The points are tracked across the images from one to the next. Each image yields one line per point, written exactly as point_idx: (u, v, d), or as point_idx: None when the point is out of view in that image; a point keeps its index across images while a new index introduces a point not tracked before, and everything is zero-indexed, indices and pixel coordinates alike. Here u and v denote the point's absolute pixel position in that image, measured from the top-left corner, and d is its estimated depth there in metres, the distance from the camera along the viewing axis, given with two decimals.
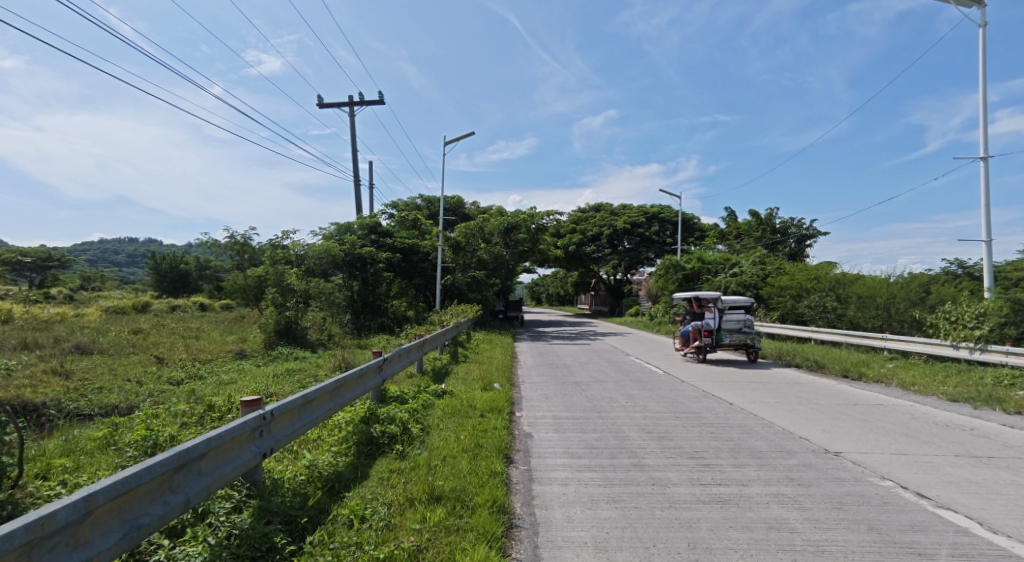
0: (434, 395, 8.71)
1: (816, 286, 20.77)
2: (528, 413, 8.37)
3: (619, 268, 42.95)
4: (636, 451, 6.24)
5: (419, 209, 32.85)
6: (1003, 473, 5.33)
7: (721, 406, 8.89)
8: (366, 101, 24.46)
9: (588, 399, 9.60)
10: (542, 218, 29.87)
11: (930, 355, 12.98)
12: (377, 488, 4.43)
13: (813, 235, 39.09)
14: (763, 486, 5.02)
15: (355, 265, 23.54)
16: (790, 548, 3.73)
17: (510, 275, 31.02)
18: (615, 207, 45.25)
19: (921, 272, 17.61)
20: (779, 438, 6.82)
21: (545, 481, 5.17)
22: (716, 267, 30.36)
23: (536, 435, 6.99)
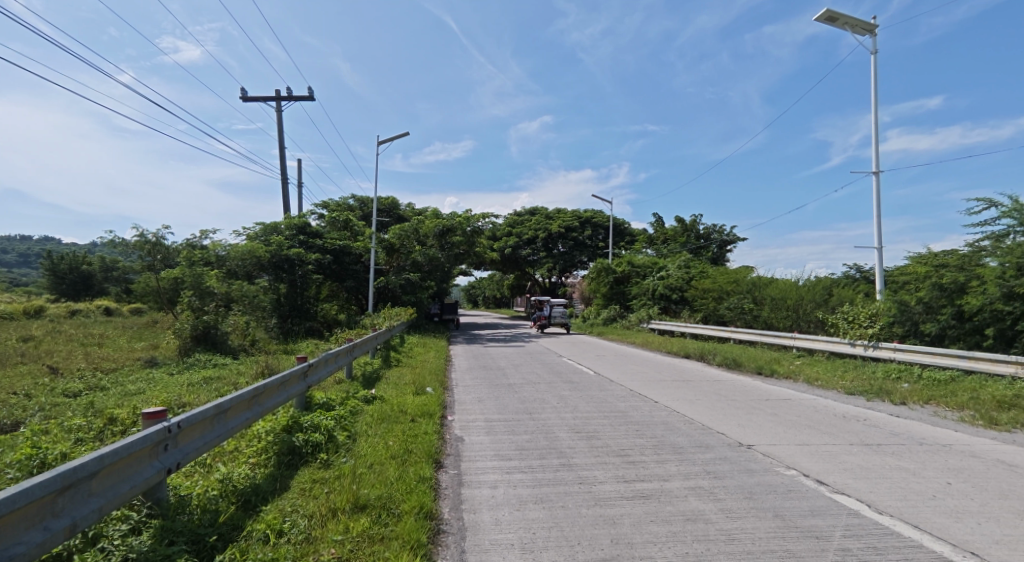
0: (363, 401, 8.48)
1: (735, 289, 22.10)
2: (460, 416, 8.34)
3: (553, 270, 43.81)
4: (565, 451, 6.37)
5: (351, 210, 32.00)
6: (889, 459, 5.88)
7: (646, 404, 9.26)
8: (294, 97, 23.60)
9: (520, 400, 9.71)
10: (478, 220, 29.54)
11: (831, 352, 14.13)
12: (297, 500, 4.25)
13: (733, 241, 41.57)
14: (682, 480, 5.26)
15: (282, 267, 22.45)
16: (704, 539, 3.94)
17: (446, 278, 30.59)
18: (550, 211, 46.15)
19: (825, 276, 19.20)
20: (698, 433, 7.19)
21: (474, 485, 5.16)
22: (645, 271, 31.60)
23: (467, 438, 6.98)
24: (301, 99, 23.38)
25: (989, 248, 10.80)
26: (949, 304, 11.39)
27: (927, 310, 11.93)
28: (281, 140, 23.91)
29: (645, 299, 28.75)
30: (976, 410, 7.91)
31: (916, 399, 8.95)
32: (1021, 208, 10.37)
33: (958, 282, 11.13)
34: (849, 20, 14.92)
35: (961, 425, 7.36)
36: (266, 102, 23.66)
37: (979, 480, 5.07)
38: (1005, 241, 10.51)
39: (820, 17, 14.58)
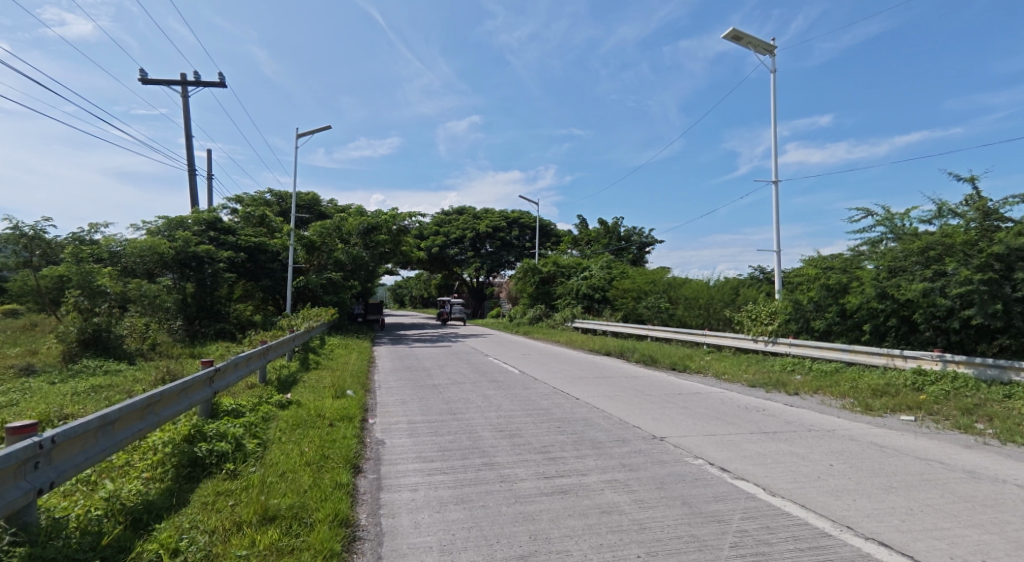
0: (277, 406, 8.05)
1: (652, 288, 23.17)
2: (382, 419, 8.13)
3: (481, 270, 43.87)
4: (487, 450, 6.39)
5: (268, 205, 30.34)
6: (784, 445, 6.40)
7: (568, 400, 9.50)
8: (202, 82, 22.03)
9: (444, 401, 9.61)
10: (404, 219, 28.99)
11: (737, 348, 15.15)
12: (197, 514, 3.97)
13: (652, 243, 43.59)
14: (600, 474, 5.45)
15: (189, 265, 20.85)
16: (618, 530, 4.09)
17: (371, 278, 29.74)
18: (477, 211, 46.17)
19: (733, 277, 20.59)
20: (616, 428, 7.47)
21: (393, 489, 5.04)
22: (569, 271, 32.33)
23: (388, 441, 6.82)
24: (209, 85, 21.85)
25: (867, 253, 11.99)
26: (835, 303, 12.54)
27: (817, 308, 13.08)
28: (187, 128, 22.20)
29: (570, 299, 29.45)
30: (856, 398, 8.77)
31: (808, 390, 9.78)
32: (892, 217, 11.60)
33: (842, 282, 12.27)
34: (752, 41, 16.07)
35: (844, 412, 8.14)
36: (170, 85, 21.91)
37: (857, 461, 5.63)
38: (879, 246, 11.70)
39: (727, 35, 15.57)
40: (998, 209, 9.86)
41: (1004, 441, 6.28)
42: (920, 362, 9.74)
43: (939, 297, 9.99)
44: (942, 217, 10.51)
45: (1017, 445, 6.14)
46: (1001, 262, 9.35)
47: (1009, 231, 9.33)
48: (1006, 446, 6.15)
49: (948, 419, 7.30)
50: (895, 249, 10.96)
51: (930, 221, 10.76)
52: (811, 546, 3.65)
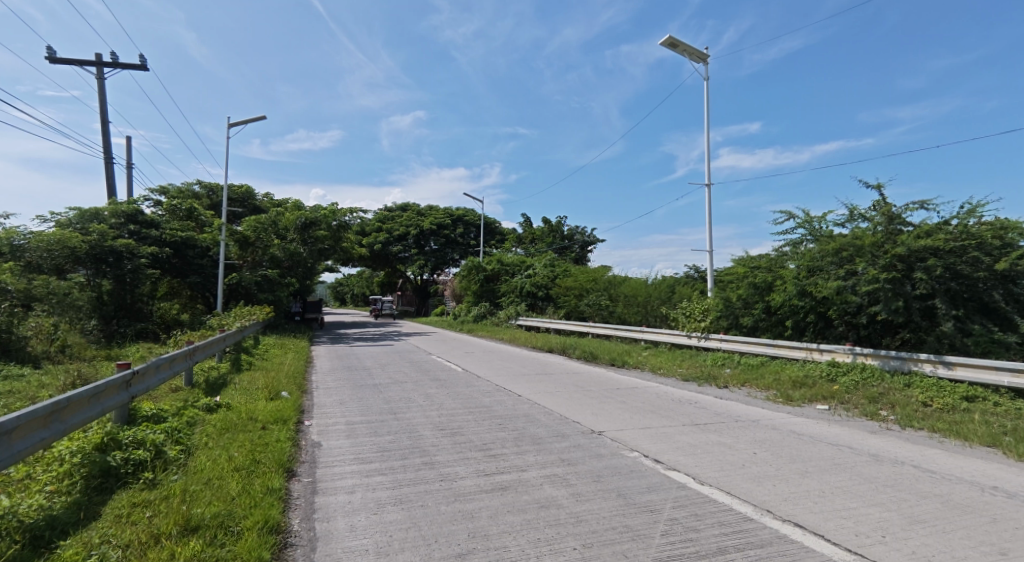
0: (204, 410, 7.61)
1: (594, 286, 23.66)
2: (318, 420, 7.87)
3: (425, 268, 43.31)
4: (428, 449, 6.32)
5: (196, 197, 28.64)
6: (713, 436, 6.71)
7: (510, 397, 9.55)
8: (119, 64, 20.49)
9: (385, 401, 9.43)
10: (345, 215, 28.29)
11: (672, 344, 15.77)
12: (110, 528, 3.70)
13: (594, 242, 44.57)
14: (539, 469, 5.52)
15: (106, 261, 19.27)
16: (555, 523, 4.16)
17: (309, 275, 28.74)
18: (421, 208, 45.53)
19: (670, 276, 21.38)
20: (556, 423, 7.58)
21: (329, 492, 4.89)
22: (513, 269, 32.46)
23: (325, 443, 6.60)
24: (128, 67, 20.35)
25: (789, 253, 12.69)
26: (760, 300, 13.23)
27: (745, 305, 13.76)
28: (103, 112, 20.59)
29: (514, 296, 29.63)
30: (778, 390, 9.34)
31: (736, 383, 10.30)
32: (811, 220, 12.37)
33: (767, 281, 12.92)
34: (687, 49, 16.70)
35: (767, 403, 8.64)
36: (82, 65, 20.25)
37: (777, 448, 5.99)
38: (800, 247, 12.44)
39: (664, 41, 16.08)
40: (901, 214, 10.73)
41: (903, 425, 6.88)
42: (835, 355, 10.50)
43: (851, 294, 10.78)
44: (854, 220, 11.32)
45: (915, 430, 6.73)
46: (903, 262, 10.22)
47: (910, 234, 10.18)
48: (905, 430, 6.73)
49: (857, 407, 7.91)
50: (813, 250, 11.68)
51: (843, 224, 11.55)
52: (734, 530, 3.85)
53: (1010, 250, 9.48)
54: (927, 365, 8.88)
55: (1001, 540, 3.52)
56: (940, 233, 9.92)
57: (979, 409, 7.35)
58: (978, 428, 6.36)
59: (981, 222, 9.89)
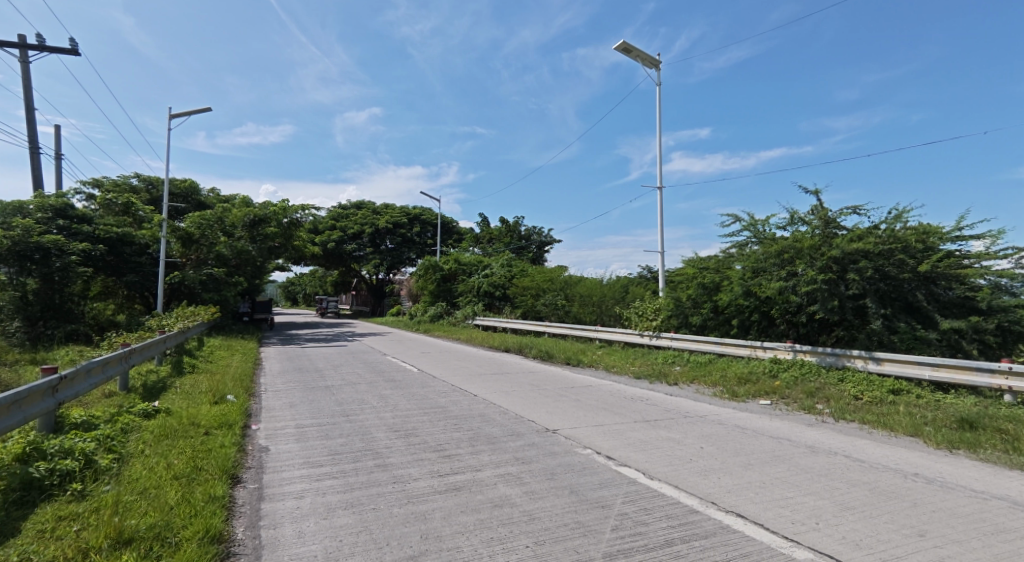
0: (141, 416, 7.22)
1: (550, 286, 23.87)
2: (266, 424, 7.61)
3: (380, 267, 42.58)
4: (381, 451, 6.22)
5: (134, 191, 27.18)
6: (663, 432, 6.90)
7: (466, 398, 9.50)
8: (45, 47, 19.17)
9: (337, 403, 9.22)
10: (296, 212, 27.42)
11: (625, 342, 16.11)
12: (31, 545, 3.46)
13: (551, 242, 44.99)
14: (493, 469, 5.53)
15: (31, 258, 17.88)
16: (508, 522, 4.18)
17: (258, 275, 27.73)
18: (377, 206, 44.77)
19: (624, 276, 21.83)
20: (511, 423, 7.61)
21: (276, 498, 4.73)
22: (470, 269, 32.34)
23: (273, 447, 6.39)
24: (56, 51, 19.08)
25: (735, 255, 13.15)
26: (708, 300, 13.65)
27: (695, 305, 14.18)
28: (28, 99, 19.23)
29: (471, 296, 29.52)
30: (724, 386, 9.69)
31: (686, 380, 10.63)
32: (755, 223, 12.91)
33: (714, 281, 13.36)
34: (640, 54, 17.08)
35: (715, 399, 8.95)
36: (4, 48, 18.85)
37: (723, 442, 6.22)
38: (745, 249, 12.96)
39: (618, 46, 16.38)
40: (836, 218, 11.36)
41: (837, 418, 7.28)
42: (777, 352, 11.00)
43: (791, 294, 11.32)
44: (794, 224, 11.88)
45: (847, 422, 7.13)
46: (838, 264, 10.80)
47: (845, 238, 10.78)
48: (839, 422, 7.12)
49: (796, 402, 8.31)
50: (758, 251, 12.17)
51: (785, 227, 12.11)
52: (681, 523, 3.98)
53: (932, 253, 10.17)
54: (859, 361, 9.43)
55: (920, 523, 3.78)
56: (871, 237, 10.54)
57: (903, 401, 7.87)
58: (903, 419, 6.79)
59: (907, 227, 10.56)
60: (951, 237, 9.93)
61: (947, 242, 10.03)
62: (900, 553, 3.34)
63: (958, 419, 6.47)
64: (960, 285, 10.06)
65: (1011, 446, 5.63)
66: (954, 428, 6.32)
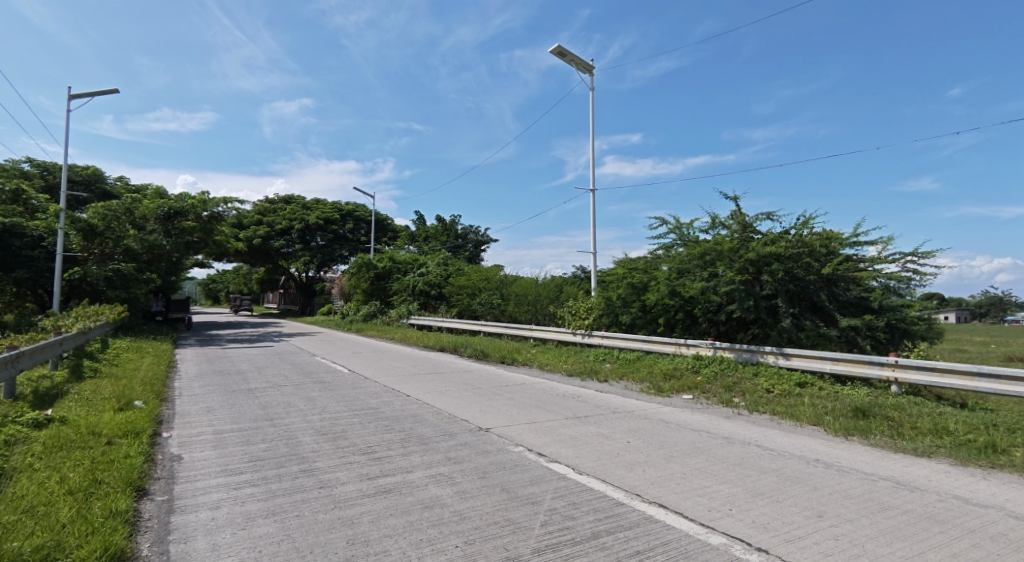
0: (30, 426, 6.53)
1: (486, 286, 23.90)
2: (178, 431, 7.12)
3: (311, 265, 40.98)
4: (307, 456, 5.99)
5: (28, 178, 24.66)
6: (592, 428, 7.07)
7: (398, 398, 9.33)
8: None
9: (260, 407, 8.77)
10: (217, 205, 25.80)
11: (559, 341, 16.39)
12: None
13: (487, 242, 45.09)
14: (425, 470, 5.46)
15: None
16: (438, 523, 4.13)
17: (174, 271, 25.90)
18: (307, 201, 43.05)
19: (559, 276, 22.22)
20: (444, 423, 7.54)
21: (188, 510, 4.43)
22: (405, 268, 31.77)
23: (187, 456, 5.98)
24: None
25: (662, 256, 13.70)
26: (637, 300, 14.12)
27: (624, 305, 14.63)
28: None
29: (405, 295, 29.01)
30: (650, 382, 10.09)
31: (615, 377, 10.96)
32: (681, 226, 13.51)
33: (643, 281, 13.86)
34: (575, 58, 17.43)
35: (642, 395, 9.29)
36: None
37: (648, 436, 6.46)
38: (671, 250, 13.54)
39: (553, 50, 16.63)
40: (753, 223, 12.13)
41: (751, 410, 7.77)
42: (699, 349, 11.54)
43: (712, 294, 11.98)
44: (715, 228, 12.55)
45: (760, 413, 7.63)
46: (753, 266, 11.52)
47: (759, 242, 11.49)
48: (753, 414, 7.61)
49: (716, 396, 8.79)
50: (683, 253, 12.77)
51: (707, 231, 12.77)
52: (607, 515, 4.10)
53: (833, 257, 11.07)
54: (770, 356, 10.12)
55: (820, 504, 4.10)
56: (782, 241, 11.33)
57: (809, 393, 8.51)
58: (807, 409, 7.34)
59: (813, 233, 11.42)
60: (849, 243, 10.85)
61: (846, 247, 10.93)
62: (801, 533, 3.60)
63: (853, 408, 7.08)
64: (856, 286, 11.00)
65: (897, 432, 6.23)
66: (850, 417, 6.90)
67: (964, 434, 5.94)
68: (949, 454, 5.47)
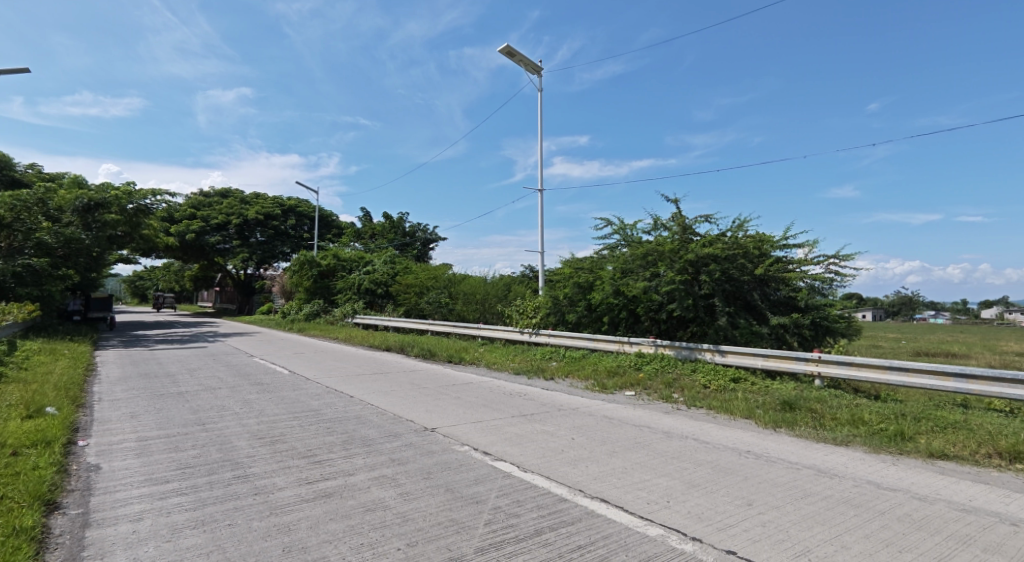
0: None
1: (434, 284, 23.66)
2: (97, 439, 6.63)
3: (249, 262, 39.26)
4: (241, 461, 5.72)
5: None
6: (538, 425, 7.14)
7: (340, 399, 9.08)
8: None
9: (191, 411, 8.31)
10: (144, 198, 24.32)
11: (507, 339, 16.47)
12: None
13: (436, 240, 44.62)
14: (367, 472, 5.33)
15: None
16: (380, 526, 4.05)
17: (95, 267, 24.14)
18: (246, 195, 41.21)
19: (508, 275, 22.27)
20: (388, 423, 7.40)
21: (105, 523, 4.14)
22: (351, 265, 30.95)
23: (107, 465, 5.58)
24: None
25: (607, 256, 13.99)
26: (583, 299, 14.38)
27: (570, 303, 14.86)
28: None
29: (350, 294, 28.31)
30: (595, 379, 10.30)
31: (561, 375, 11.14)
32: (625, 227, 13.82)
33: (588, 281, 14.12)
34: (523, 59, 17.50)
35: (586, 392, 9.48)
36: None
37: (592, 433, 6.59)
38: (616, 251, 13.85)
39: (502, 49, 16.65)
40: (692, 225, 12.57)
41: (689, 405, 8.08)
42: (641, 346, 11.87)
43: (654, 293, 12.36)
44: (657, 229, 12.92)
45: (697, 408, 7.95)
46: (692, 267, 11.95)
47: (698, 243, 11.93)
48: (691, 409, 7.91)
49: (657, 392, 9.08)
50: (627, 253, 13.11)
51: (650, 232, 13.12)
52: (551, 511, 4.14)
53: (765, 258, 11.66)
54: (707, 353, 10.54)
55: (749, 493, 4.31)
56: (719, 243, 11.81)
57: (742, 387, 8.94)
58: (740, 403, 7.71)
59: (747, 235, 11.98)
60: (779, 245, 11.45)
61: (777, 249, 11.53)
62: (732, 521, 3.77)
63: (781, 402, 7.48)
64: (786, 286, 11.62)
65: (819, 423, 6.65)
66: (778, 410, 7.29)
67: (877, 423, 6.40)
68: (865, 443, 5.88)
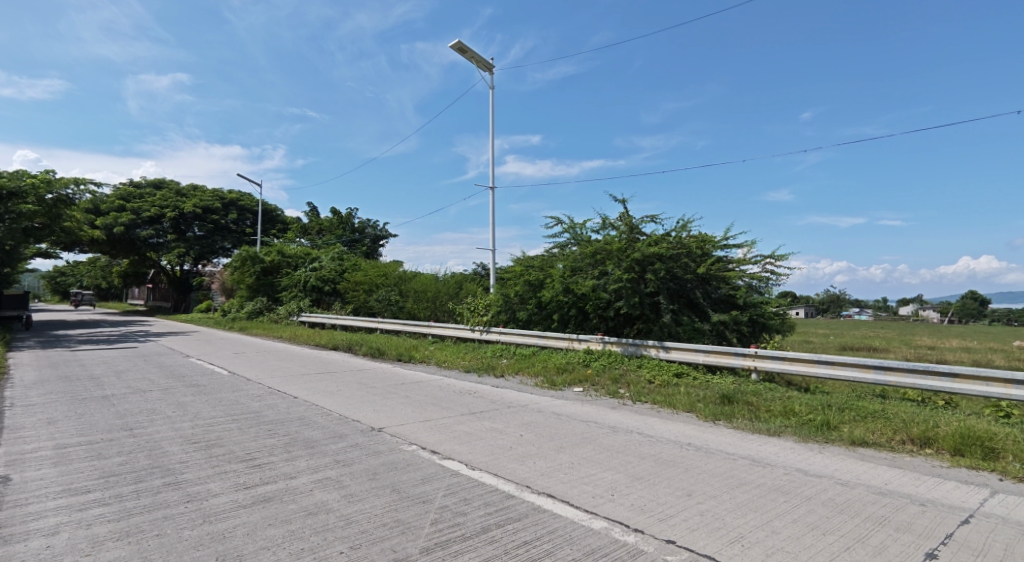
0: None
1: (384, 282, 23.19)
2: (8, 448, 6.10)
3: (186, 257, 37.26)
4: (173, 468, 5.42)
5: None
6: (487, 423, 7.13)
7: (283, 400, 8.76)
8: None
9: (118, 415, 7.81)
10: (66, 187, 22.46)
11: (458, 337, 16.41)
12: None
13: (386, 236, 43.76)
14: (310, 474, 5.16)
15: None
16: (321, 530, 3.92)
17: (11, 261, 22.26)
18: (182, 187, 39.11)
19: (459, 273, 22.11)
20: (333, 424, 7.20)
21: (15, 539, 3.81)
22: (296, 261, 29.52)
23: (18, 477, 5.15)
24: None
25: (557, 254, 14.13)
26: (533, 296, 14.49)
27: (521, 301, 14.95)
28: None
29: (296, 291, 27.38)
30: (545, 376, 10.42)
31: (511, 372, 11.19)
32: (574, 226, 14.01)
33: (538, 278, 14.23)
34: (476, 55, 17.39)
35: (536, 389, 9.55)
36: None
37: (541, 429, 6.64)
38: (565, 249, 14.02)
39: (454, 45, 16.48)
40: (638, 225, 12.86)
41: (634, 400, 8.29)
42: (589, 343, 12.08)
43: (602, 291, 12.59)
44: (606, 228, 13.13)
45: (642, 402, 8.17)
46: (639, 265, 12.22)
47: (644, 242, 12.21)
48: (636, 404, 8.12)
49: (604, 388, 9.27)
50: (576, 252, 13.31)
51: (598, 230, 13.33)
52: (497, 509, 4.14)
53: (706, 258, 12.08)
54: (652, 350, 10.84)
55: (689, 484, 4.46)
56: (664, 243, 12.14)
57: (684, 382, 9.26)
58: (683, 397, 7.98)
59: (690, 235, 12.40)
60: (720, 245, 11.90)
61: (718, 249, 11.98)
62: (672, 512, 3.89)
63: (720, 395, 7.79)
64: (726, 285, 12.10)
65: (755, 415, 6.97)
66: (718, 403, 7.59)
67: (807, 414, 6.77)
68: (796, 432, 6.20)
